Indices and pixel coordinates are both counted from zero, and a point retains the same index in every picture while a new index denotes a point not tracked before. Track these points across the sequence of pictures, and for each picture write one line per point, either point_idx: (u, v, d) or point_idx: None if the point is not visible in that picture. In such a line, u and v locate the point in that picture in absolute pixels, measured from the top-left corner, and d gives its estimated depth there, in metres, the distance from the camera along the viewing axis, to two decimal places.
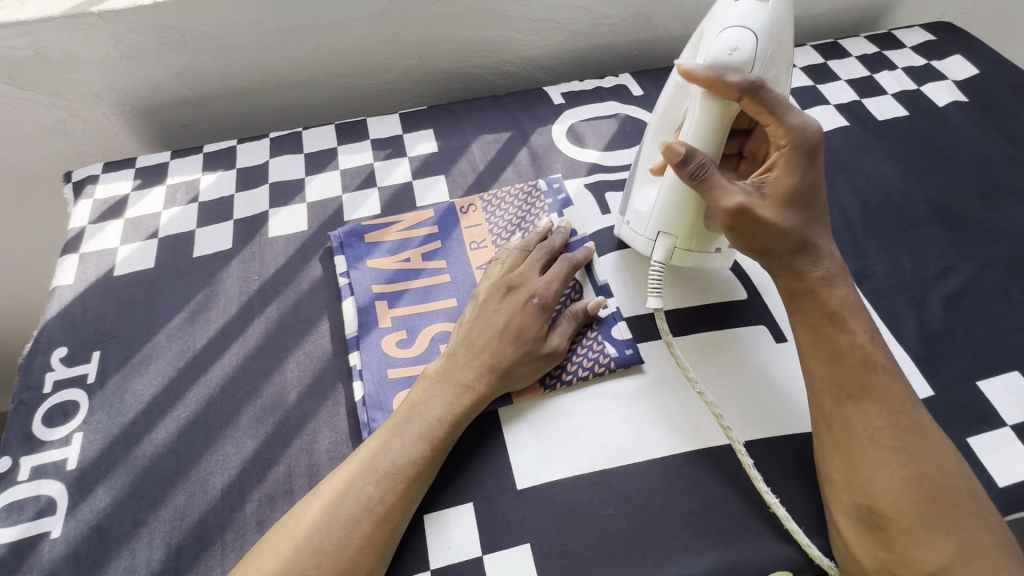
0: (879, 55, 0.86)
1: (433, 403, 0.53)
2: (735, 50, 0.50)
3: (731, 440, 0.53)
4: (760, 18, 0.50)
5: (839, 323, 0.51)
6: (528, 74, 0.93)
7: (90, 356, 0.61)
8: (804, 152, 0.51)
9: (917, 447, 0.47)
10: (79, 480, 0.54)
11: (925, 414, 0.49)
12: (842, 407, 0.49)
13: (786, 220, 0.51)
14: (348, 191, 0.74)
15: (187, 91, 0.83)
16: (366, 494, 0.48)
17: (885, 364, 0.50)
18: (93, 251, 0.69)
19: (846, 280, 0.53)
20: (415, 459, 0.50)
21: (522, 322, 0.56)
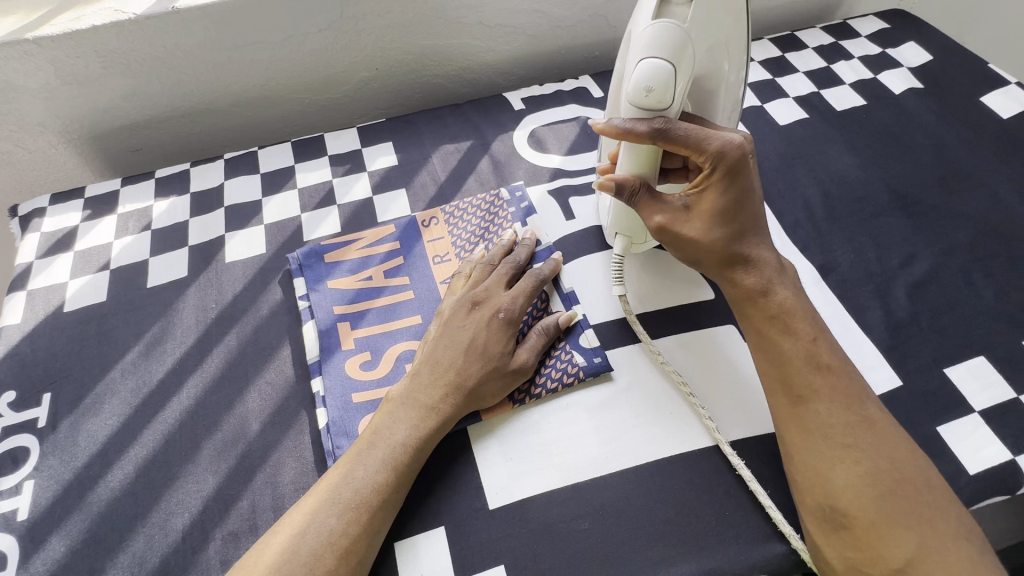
0: (835, 45, 0.87)
1: (397, 427, 0.52)
2: (650, 91, 0.50)
3: (716, 439, 0.54)
4: (673, 49, 0.50)
5: (780, 326, 0.52)
6: (489, 80, 0.91)
7: (39, 400, 0.59)
8: (727, 173, 0.51)
9: (869, 442, 0.47)
10: (32, 531, 0.51)
11: (876, 408, 0.49)
12: (793, 409, 0.50)
13: (712, 237, 0.53)
14: (307, 210, 0.72)
15: (136, 115, 0.80)
16: (327, 526, 0.47)
17: (829, 362, 0.51)
18: (42, 287, 0.67)
19: (787, 283, 0.54)
20: (378, 487, 0.49)
21: (485, 340, 0.55)
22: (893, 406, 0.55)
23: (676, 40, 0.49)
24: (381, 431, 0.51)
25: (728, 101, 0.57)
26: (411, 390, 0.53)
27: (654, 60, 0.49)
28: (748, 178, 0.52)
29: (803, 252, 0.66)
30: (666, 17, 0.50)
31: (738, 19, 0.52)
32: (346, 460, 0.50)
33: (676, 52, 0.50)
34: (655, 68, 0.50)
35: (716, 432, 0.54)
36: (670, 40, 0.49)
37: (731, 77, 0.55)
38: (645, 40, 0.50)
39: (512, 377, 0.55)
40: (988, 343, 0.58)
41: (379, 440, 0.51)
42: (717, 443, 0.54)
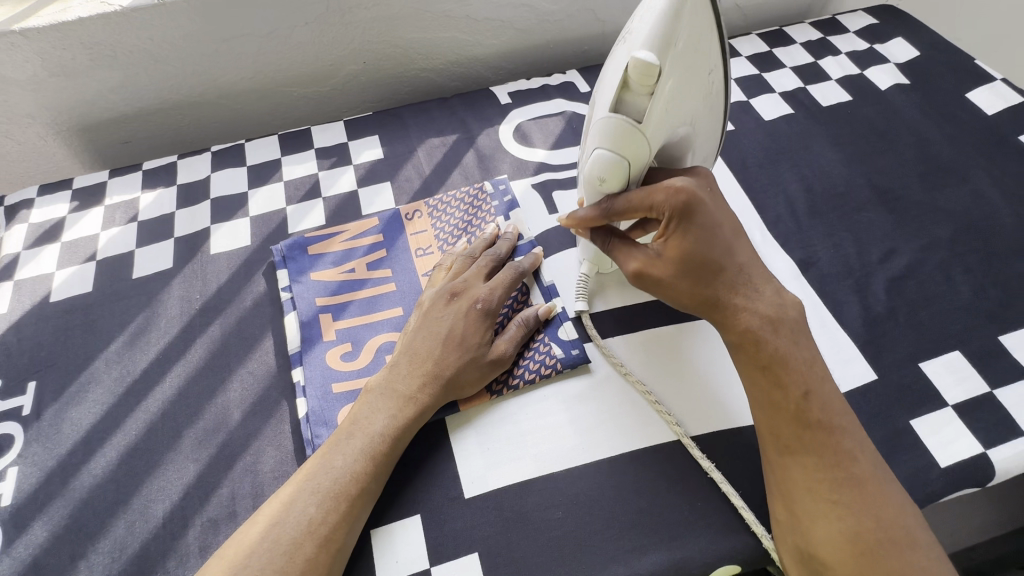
0: (824, 41, 0.87)
1: (375, 417, 0.52)
2: (602, 182, 0.47)
3: (680, 435, 0.54)
4: (633, 146, 0.45)
5: (771, 377, 0.49)
6: (477, 73, 0.92)
7: (25, 388, 0.60)
8: (679, 218, 0.48)
9: (857, 500, 0.45)
10: (14, 516, 0.52)
11: (873, 466, 0.47)
12: (784, 458, 0.48)
13: (684, 284, 0.50)
14: (292, 203, 0.73)
15: (125, 107, 0.81)
16: (309, 507, 0.48)
17: (819, 419, 0.48)
18: (29, 278, 0.68)
19: (775, 329, 0.50)
20: (356, 476, 0.49)
21: (464, 329, 0.56)
22: (867, 399, 0.56)
23: (638, 138, 0.44)
24: (359, 427, 0.52)
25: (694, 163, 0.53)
26: (389, 384, 0.54)
27: (610, 152, 0.45)
28: (706, 217, 0.48)
29: (784, 247, 0.66)
30: (627, 107, 0.44)
31: (710, 92, 0.46)
32: (310, 489, 0.49)
33: (636, 145, 0.45)
34: (610, 162, 0.45)
35: (677, 427, 0.54)
36: (629, 138, 0.44)
37: (699, 142, 0.50)
38: (603, 132, 0.45)
39: (489, 371, 0.55)
40: (964, 338, 0.59)
41: (356, 433, 0.51)
42: (681, 439, 0.54)
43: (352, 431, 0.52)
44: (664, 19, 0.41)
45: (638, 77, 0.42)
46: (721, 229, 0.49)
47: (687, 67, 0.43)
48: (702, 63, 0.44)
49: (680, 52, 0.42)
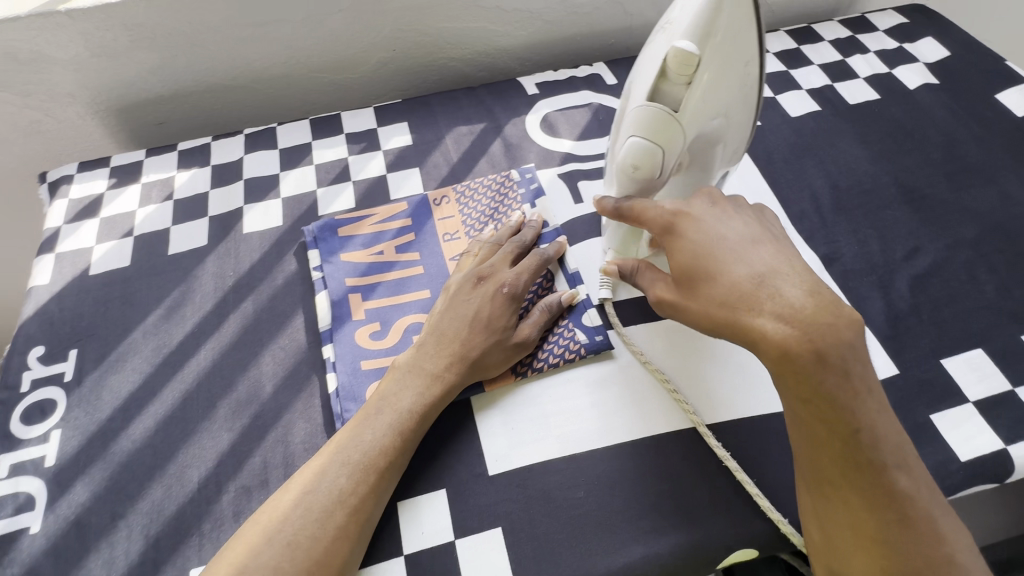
0: (852, 39, 0.87)
1: (403, 394, 0.54)
2: (635, 169, 0.48)
3: (696, 423, 0.55)
4: (668, 133, 0.46)
5: (816, 410, 0.43)
6: (503, 64, 0.93)
7: (67, 355, 0.62)
8: (666, 234, 0.49)
9: (898, 535, 0.42)
10: (57, 476, 0.55)
11: (925, 503, 0.43)
12: (829, 491, 0.44)
13: (694, 304, 0.48)
14: (322, 185, 0.74)
15: (161, 88, 0.83)
16: (340, 477, 0.49)
17: (873, 460, 0.42)
18: (69, 250, 0.70)
19: (817, 357, 0.42)
20: (384, 449, 0.51)
21: (490, 312, 0.57)
22: (889, 392, 0.56)
23: (673, 125, 0.45)
24: (387, 406, 0.53)
25: (725, 156, 0.53)
26: (415, 367, 0.55)
27: (644, 139, 0.46)
28: (689, 230, 0.48)
29: (808, 242, 0.67)
30: (665, 95, 0.46)
31: (748, 85, 0.47)
32: (334, 471, 0.50)
33: (670, 134, 0.46)
34: (644, 150, 0.46)
35: (695, 414, 0.55)
36: (664, 126, 0.45)
37: (734, 134, 0.51)
38: (639, 119, 0.46)
39: (514, 354, 0.57)
40: (987, 336, 0.59)
41: (382, 411, 0.53)
42: (698, 427, 0.55)
43: (382, 407, 0.53)
44: (704, 10, 0.42)
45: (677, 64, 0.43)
46: (720, 244, 0.47)
47: (726, 58, 0.44)
48: (742, 54, 0.44)
49: (719, 44, 0.43)
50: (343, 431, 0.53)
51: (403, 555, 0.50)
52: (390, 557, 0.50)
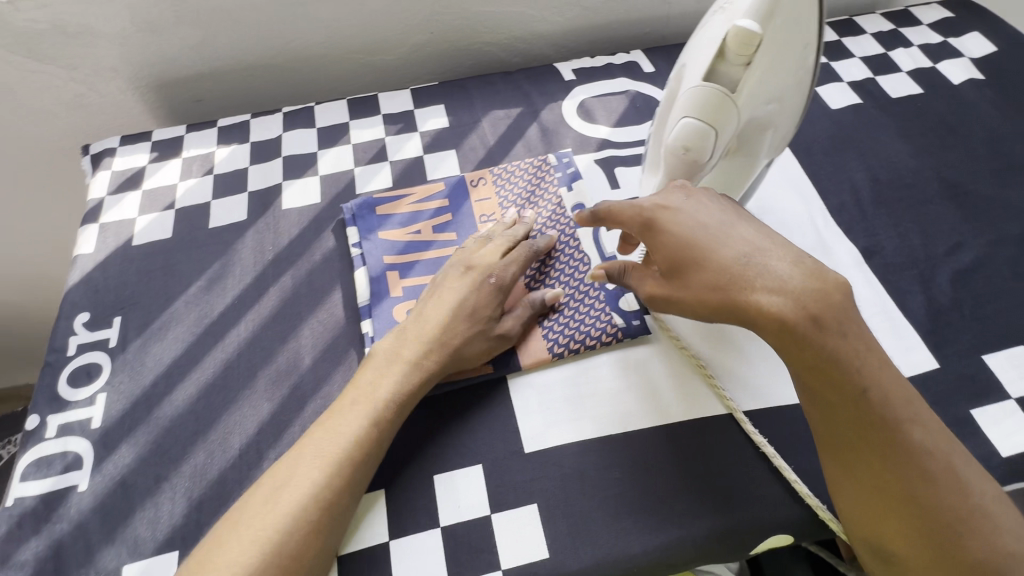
0: (895, 32, 0.85)
1: (381, 384, 0.53)
2: (686, 150, 0.48)
3: (731, 409, 0.55)
4: (721, 115, 0.46)
5: (815, 381, 0.44)
6: (539, 50, 0.93)
7: (111, 322, 0.63)
8: (648, 228, 0.49)
9: (923, 491, 0.42)
10: (104, 438, 0.56)
11: (945, 457, 0.43)
12: (853, 461, 0.44)
13: (687, 293, 0.47)
14: (360, 165, 0.75)
15: (201, 65, 0.84)
16: (315, 474, 0.49)
17: (884, 415, 0.43)
18: (113, 221, 0.71)
19: (813, 323, 0.42)
20: (358, 442, 0.50)
21: (477, 301, 0.57)
22: (929, 386, 0.56)
23: (727, 106, 0.45)
24: (372, 395, 0.53)
25: (775, 144, 0.53)
26: (399, 356, 0.55)
27: (697, 120, 0.46)
28: (671, 221, 0.48)
29: (847, 235, 0.66)
30: (720, 77, 0.46)
31: (804, 71, 0.47)
32: (308, 467, 0.49)
33: (724, 115, 0.46)
34: (696, 131, 0.47)
35: (730, 401, 0.55)
36: (718, 107, 0.46)
37: (785, 121, 0.50)
38: (693, 100, 0.46)
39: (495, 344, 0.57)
40: None
41: (361, 403, 0.52)
42: (733, 413, 0.55)
43: (359, 399, 0.53)
44: None
45: (735, 44, 0.43)
46: (704, 223, 0.47)
47: (785, 41, 0.44)
48: (801, 38, 0.44)
49: (780, 25, 0.43)
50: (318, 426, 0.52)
51: (439, 527, 0.51)
52: (427, 528, 0.51)
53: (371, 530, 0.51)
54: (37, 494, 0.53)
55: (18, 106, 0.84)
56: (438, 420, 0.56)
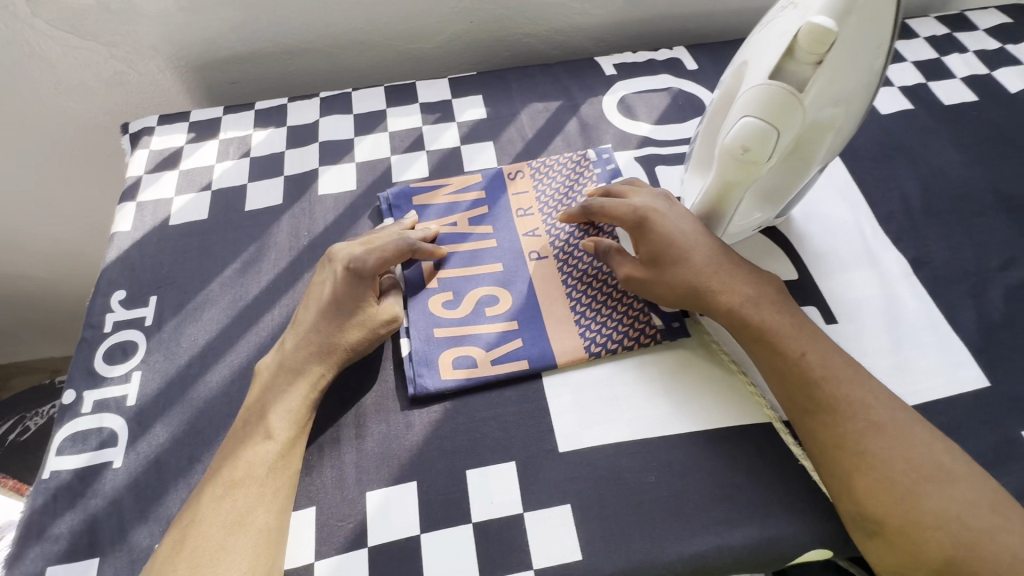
0: (950, 37, 0.82)
1: (267, 398, 0.54)
2: (746, 150, 0.46)
3: (772, 419, 0.54)
4: (785, 114, 0.44)
5: (764, 348, 0.53)
6: (578, 44, 0.91)
7: (147, 301, 0.64)
8: (637, 225, 0.57)
9: (875, 447, 0.47)
10: (139, 415, 0.56)
11: (888, 410, 0.49)
12: (809, 420, 0.50)
13: (665, 281, 0.55)
14: (396, 153, 0.74)
15: (240, 47, 0.83)
16: (215, 508, 0.48)
17: (824, 376, 0.50)
18: (150, 200, 0.71)
19: (758, 305, 0.54)
20: (256, 458, 0.50)
21: (340, 298, 0.57)
22: (978, 404, 0.54)
23: (792, 105, 0.44)
24: (264, 407, 0.53)
25: (835, 146, 0.51)
26: (286, 362, 0.55)
27: (761, 118, 0.45)
28: (659, 221, 0.56)
29: (895, 245, 0.64)
30: (787, 75, 0.44)
31: (873, 71, 0.45)
32: (214, 500, 0.48)
33: (789, 114, 0.44)
34: (758, 129, 0.45)
35: (771, 410, 0.54)
36: (784, 106, 0.44)
37: (846, 124, 0.49)
38: (758, 98, 0.45)
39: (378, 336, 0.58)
40: None
41: (256, 428, 0.52)
42: (774, 423, 0.54)
43: (250, 429, 0.52)
44: None
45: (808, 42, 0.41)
46: (679, 220, 0.56)
47: (859, 38, 0.42)
48: (873, 37, 0.43)
49: (856, 21, 0.41)
50: (216, 466, 0.51)
51: (471, 523, 0.50)
52: (458, 524, 0.50)
53: (403, 522, 0.50)
54: (73, 468, 0.54)
55: (58, 81, 0.84)
56: (472, 414, 0.55)
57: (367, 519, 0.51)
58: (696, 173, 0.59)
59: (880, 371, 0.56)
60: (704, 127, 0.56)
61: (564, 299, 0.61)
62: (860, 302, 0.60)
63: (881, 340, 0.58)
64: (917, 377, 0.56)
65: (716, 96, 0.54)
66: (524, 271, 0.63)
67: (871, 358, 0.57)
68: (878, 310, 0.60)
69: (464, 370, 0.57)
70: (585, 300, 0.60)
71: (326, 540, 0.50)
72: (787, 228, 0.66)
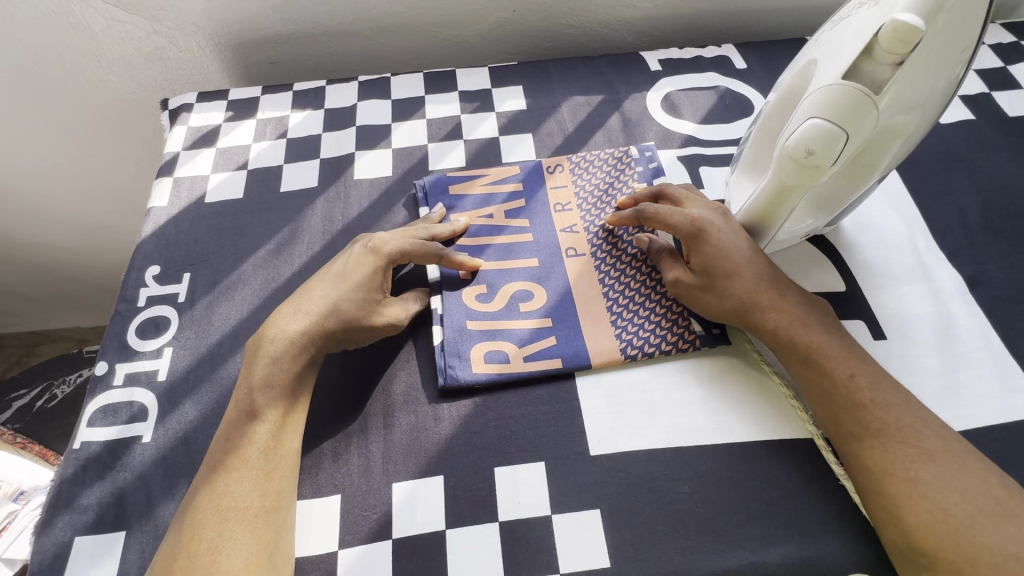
0: (1017, 45, 0.78)
1: (248, 388, 0.52)
2: (810, 153, 0.45)
3: (814, 434, 0.52)
4: (856, 117, 0.43)
5: (811, 366, 0.51)
6: (622, 37, 0.89)
7: (180, 277, 0.63)
8: (692, 236, 0.55)
9: (928, 476, 0.45)
10: (169, 391, 0.56)
11: (940, 438, 0.47)
12: (856, 445, 0.48)
13: (713, 295, 0.54)
14: (434, 141, 0.73)
15: (281, 27, 0.83)
16: (206, 496, 0.47)
17: (874, 399, 0.48)
18: (186, 176, 0.71)
19: (806, 324, 0.52)
20: (243, 445, 0.49)
21: (356, 280, 0.56)
22: None
23: (864, 108, 0.43)
24: (252, 386, 0.52)
25: (901, 153, 0.49)
26: (283, 337, 0.53)
27: (830, 121, 0.44)
28: (715, 234, 0.55)
29: (951, 260, 0.61)
30: (862, 76, 0.43)
31: (950, 76, 0.44)
32: (210, 488, 0.47)
33: (860, 117, 0.43)
34: (826, 131, 0.44)
35: (813, 425, 0.52)
36: (855, 108, 0.43)
37: (916, 132, 0.47)
38: (828, 99, 0.43)
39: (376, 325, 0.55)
40: None
41: (245, 410, 0.51)
42: (816, 438, 0.52)
43: (240, 412, 0.51)
44: None
45: (891, 40, 0.40)
46: (734, 237, 0.55)
47: (942, 41, 0.41)
48: (956, 42, 0.41)
49: (943, 24, 0.40)
50: (214, 450, 0.50)
51: (498, 522, 0.49)
52: (484, 522, 0.49)
53: (428, 517, 0.49)
54: (103, 440, 0.54)
55: (101, 54, 0.84)
56: (502, 411, 0.54)
57: (392, 510, 0.50)
58: (745, 175, 0.57)
59: (931, 392, 0.53)
60: (759, 128, 0.54)
61: (601, 298, 0.59)
62: (911, 319, 0.58)
63: (932, 359, 0.55)
64: (971, 402, 0.53)
65: (774, 97, 0.53)
66: (560, 269, 0.61)
67: (922, 378, 0.54)
68: (930, 327, 0.57)
69: (496, 364, 0.55)
70: (623, 300, 0.59)
71: (352, 530, 0.49)
72: (835, 237, 0.64)
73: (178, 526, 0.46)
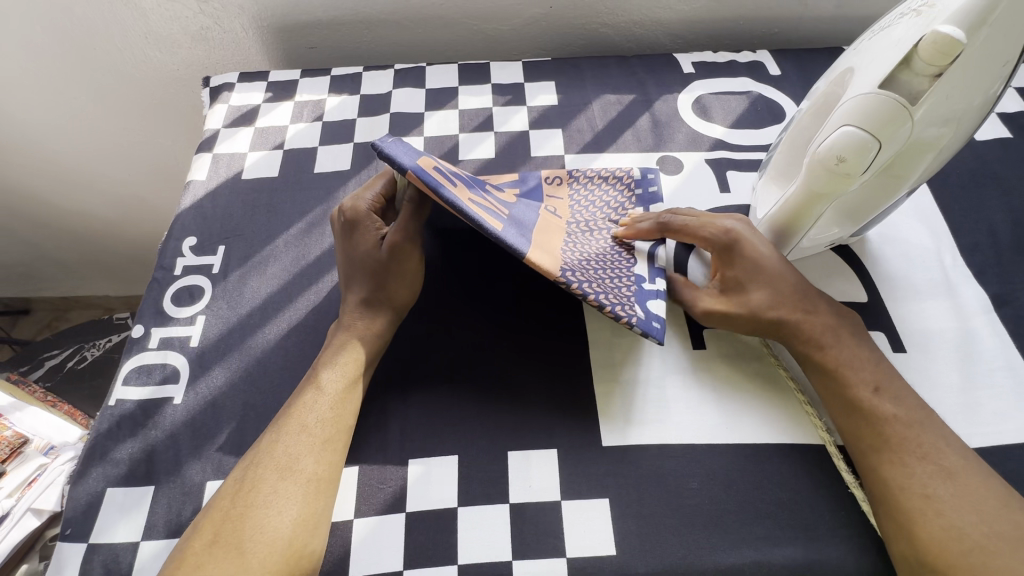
0: None
1: (324, 367, 0.54)
2: (841, 161, 0.46)
3: (827, 441, 0.52)
4: (889, 125, 0.43)
5: (835, 381, 0.51)
6: (655, 39, 0.89)
7: (215, 250, 0.66)
8: (725, 252, 0.55)
9: (947, 495, 0.45)
10: (200, 357, 0.59)
11: (960, 457, 0.47)
12: (874, 458, 0.48)
13: (752, 308, 0.53)
14: (465, 131, 0.75)
15: (323, 15, 0.85)
16: (267, 453, 0.49)
17: (892, 414, 0.49)
18: (225, 153, 0.74)
19: (837, 334, 0.53)
20: (308, 412, 0.51)
21: (361, 244, 0.58)
22: None
23: (899, 117, 0.43)
24: (320, 363, 0.55)
25: (934, 166, 0.49)
26: (347, 321, 0.57)
27: (864, 130, 0.44)
28: (750, 246, 0.54)
29: (978, 278, 0.61)
30: (899, 87, 0.43)
31: (988, 91, 0.44)
32: (269, 448, 0.49)
33: (895, 126, 0.43)
34: (858, 139, 0.44)
35: (826, 432, 0.53)
36: (890, 119, 0.43)
37: (953, 144, 0.47)
38: (863, 107, 0.44)
39: (389, 259, 0.57)
40: None
41: (308, 380, 0.53)
42: (828, 445, 0.52)
43: (305, 381, 0.54)
44: None
45: (931, 51, 0.40)
46: (765, 248, 0.55)
47: (985, 54, 0.41)
48: (997, 57, 0.41)
49: (985, 38, 0.40)
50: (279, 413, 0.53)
51: (509, 504, 0.51)
52: (496, 503, 0.51)
53: (441, 494, 0.51)
54: (137, 399, 0.57)
55: (148, 31, 0.87)
56: (519, 398, 0.55)
57: (408, 486, 0.52)
58: (774, 181, 0.58)
59: (947, 408, 0.53)
60: (790, 133, 0.55)
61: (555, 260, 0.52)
62: (931, 333, 0.58)
63: (952, 375, 0.55)
64: (989, 421, 0.53)
65: (808, 103, 0.53)
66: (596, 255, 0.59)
67: (939, 394, 0.54)
68: (948, 343, 0.57)
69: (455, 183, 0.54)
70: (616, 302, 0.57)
71: (368, 500, 0.51)
72: (860, 247, 0.63)
73: (238, 476, 0.49)
